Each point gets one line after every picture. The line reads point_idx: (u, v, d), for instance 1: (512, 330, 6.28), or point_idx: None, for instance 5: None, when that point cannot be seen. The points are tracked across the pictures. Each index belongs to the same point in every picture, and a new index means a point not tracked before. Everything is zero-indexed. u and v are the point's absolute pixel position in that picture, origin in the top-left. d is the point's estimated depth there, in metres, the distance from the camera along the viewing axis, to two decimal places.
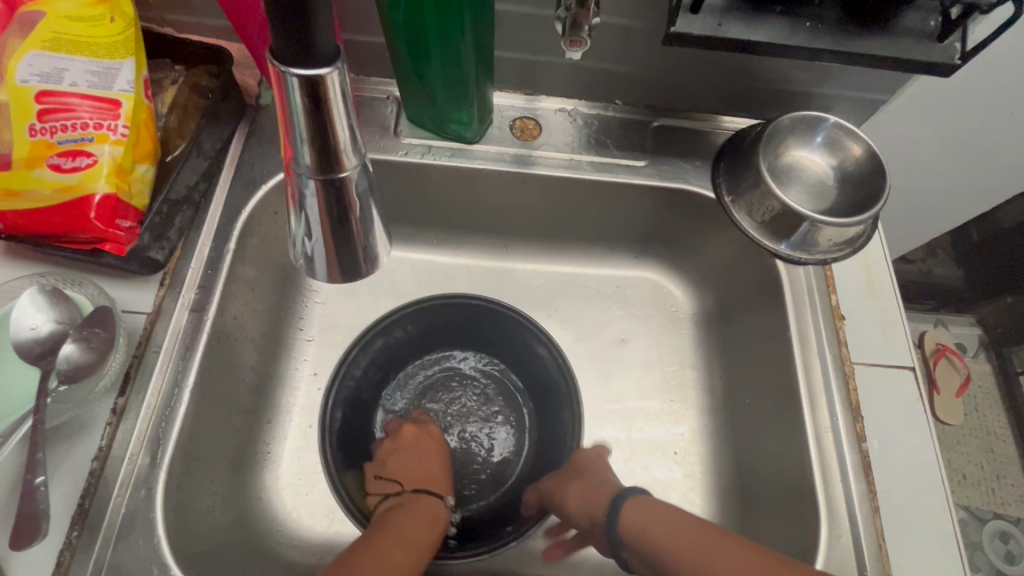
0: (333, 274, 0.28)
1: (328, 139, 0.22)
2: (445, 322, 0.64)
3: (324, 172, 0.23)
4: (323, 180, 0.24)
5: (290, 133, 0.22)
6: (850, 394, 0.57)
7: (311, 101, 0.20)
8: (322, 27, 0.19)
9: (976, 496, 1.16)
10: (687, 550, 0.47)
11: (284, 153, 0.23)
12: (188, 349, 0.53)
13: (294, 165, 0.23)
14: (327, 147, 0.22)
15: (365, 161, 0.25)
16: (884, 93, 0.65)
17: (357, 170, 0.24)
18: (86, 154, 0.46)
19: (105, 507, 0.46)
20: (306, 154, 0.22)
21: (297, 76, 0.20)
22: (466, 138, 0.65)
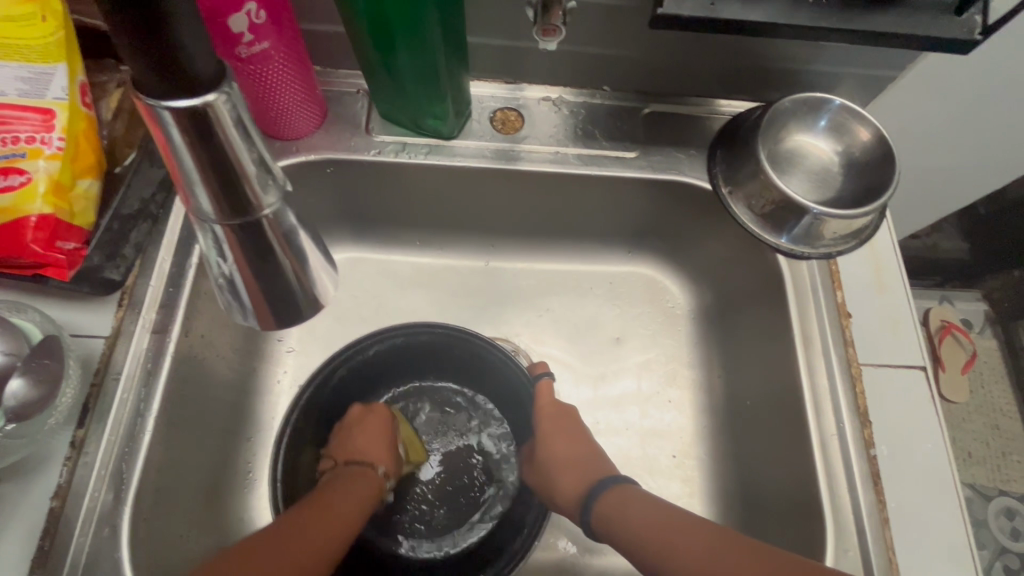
0: (261, 312, 0.26)
1: (227, 173, 0.21)
2: (422, 351, 0.60)
3: (226, 209, 0.22)
4: (228, 217, 0.22)
5: (182, 172, 0.21)
6: (858, 398, 0.53)
7: (191, 131, 0.20)
8: (193, 52, 0.18)
9: (982, 474, 1.13)
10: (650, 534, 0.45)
11: (181, 195, 0.22)
12: (151, 374, 0.49)
13: (195, 206, 0.22)
14: (226, 181, 0.21)
15: (282, 195, 0.24)
16: (892, 70, 0.60)
17: (268, 203, 0.23)
18: (18, 171, 0.42)
19: (66, 548, 0.44)
20: (204, 193, 0.22)
21: (170, 108, 0.19)
22: (443, 134, 0.61)
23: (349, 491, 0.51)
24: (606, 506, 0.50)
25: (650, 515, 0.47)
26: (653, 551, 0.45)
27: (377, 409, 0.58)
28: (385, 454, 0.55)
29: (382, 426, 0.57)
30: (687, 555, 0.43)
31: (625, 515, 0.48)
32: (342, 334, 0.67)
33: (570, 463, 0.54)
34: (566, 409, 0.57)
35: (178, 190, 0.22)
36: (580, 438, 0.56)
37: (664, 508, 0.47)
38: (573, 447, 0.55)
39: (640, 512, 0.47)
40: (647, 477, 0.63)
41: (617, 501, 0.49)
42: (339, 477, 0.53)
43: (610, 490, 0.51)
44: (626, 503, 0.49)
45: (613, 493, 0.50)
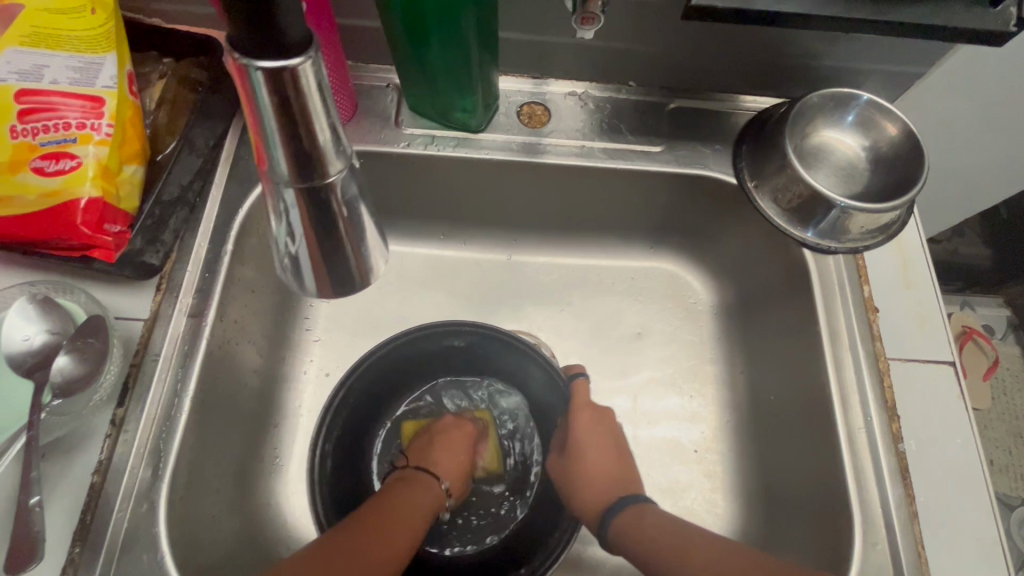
0: (319, 284, 0.27)
1: (304, 140, 0.21)
2: (443, 346, 0.60)
3: (301, 177, 0.23)
4: (301, 185, 0.23)
5: (263, 138, 0.22)
6: (885, 392, 0.53)
7: (279, 96, 0.20)
8: (286, 15, 0.19)
9: (1003, 482, 1.11)
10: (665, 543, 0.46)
11: (260, 162, 0.23)
12: (187, 356, 0.51)
13: (272, 173, 0.23)
14: (303, 148, 0.22)
15: (351, 167, 0.24)
16: (921, 66, 0.60)
17: (339, 174, 0.24)
18: (70, 156, 0.44)
19: (106, 523, 0.45)
20: (281, 160, 0.22)
21: (263, 70, 0.19)
22: (471, 126, 0.62)
23: (411, 496, 0.52)
24: (624, 524, 0.50)
25: (663, 529, 0.47)
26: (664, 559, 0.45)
27: (462, 425, 0.59)
28: (456, 470, 0.56)
29: (465, 443, 0.58)
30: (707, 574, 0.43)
31: (637, 532, 0.48)
32: (368, 325, 0.68)
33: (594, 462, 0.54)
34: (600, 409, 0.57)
35: (256, 156, 0.23)
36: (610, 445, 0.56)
37: (682, 526, 0.47)
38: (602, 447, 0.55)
39: (659, 529, 0.47)
40: (669, 472, 0.63)
41: (633, 518, 0.50)
42: (406, 480, 0.54)
43: (629, 507, 0.51)
44: (643, 520, 0.49)
45: (630, 509, 0.50)
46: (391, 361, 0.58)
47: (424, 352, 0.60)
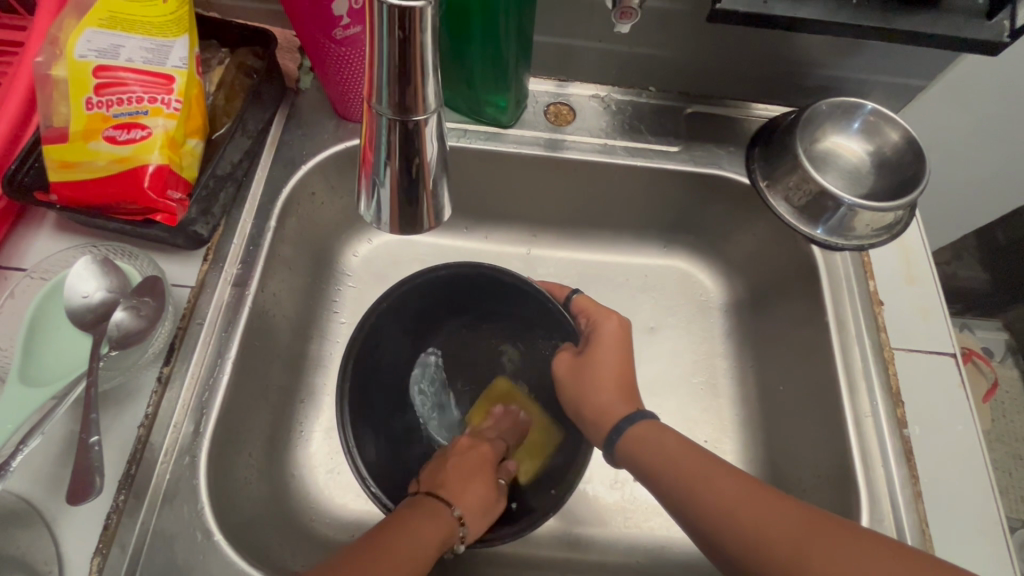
0: (393, 220, 0.29)
1: (410, 79, 0.24)
2: (445, 292, 0.62)
3: (401, 113, 0.25)
4: (398, 120, 0.25)
5: (376, 70, 0.24)
6: (890, 379, 0.56)
7: (400, 33, 0.22)
8: None
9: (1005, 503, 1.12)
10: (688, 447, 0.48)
11: (367, 92, 0.25)
12: (230, 321, 0.53)
13: (374, 105, 0.25)
14: (406, 86, 0.24)
15: (439, 113, 0.27)
16: (923, 79, 0.64)
17: (429, 116, 0.26)
18: (140, 127, 0.48)
19: (150, 473, 0.47)
20: (387, 94, 0.24)
21: (391, 7, 0.22)
22: (501, 122, 0.66)
23: (416, 524, 0.47)
24: (636, 438, 0.50)
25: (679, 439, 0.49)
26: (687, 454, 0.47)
27: (482, 448, 0.56)
28: (474, 497, 0.51)
29: (483, 466, 0.54)
30: (702, 489, 0.45)
31: (642, 444, 0.50)
32: None
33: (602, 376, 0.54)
34: (603, 313, 0.57)
35: (364, 86, 0.25)
36: (622, 356, 0.56)
37: (688, 444, 0.48)
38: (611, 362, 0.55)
39: (668, 444, 0.48)
40: None
41: (640, 435, 0.50)
42: (415, 508, 0.49)
43: (640, 421, 0.51)
44: (653, 435, 0.50)
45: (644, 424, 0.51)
46: (401, 305, 0.59)
47: (434, 296, 0.62)
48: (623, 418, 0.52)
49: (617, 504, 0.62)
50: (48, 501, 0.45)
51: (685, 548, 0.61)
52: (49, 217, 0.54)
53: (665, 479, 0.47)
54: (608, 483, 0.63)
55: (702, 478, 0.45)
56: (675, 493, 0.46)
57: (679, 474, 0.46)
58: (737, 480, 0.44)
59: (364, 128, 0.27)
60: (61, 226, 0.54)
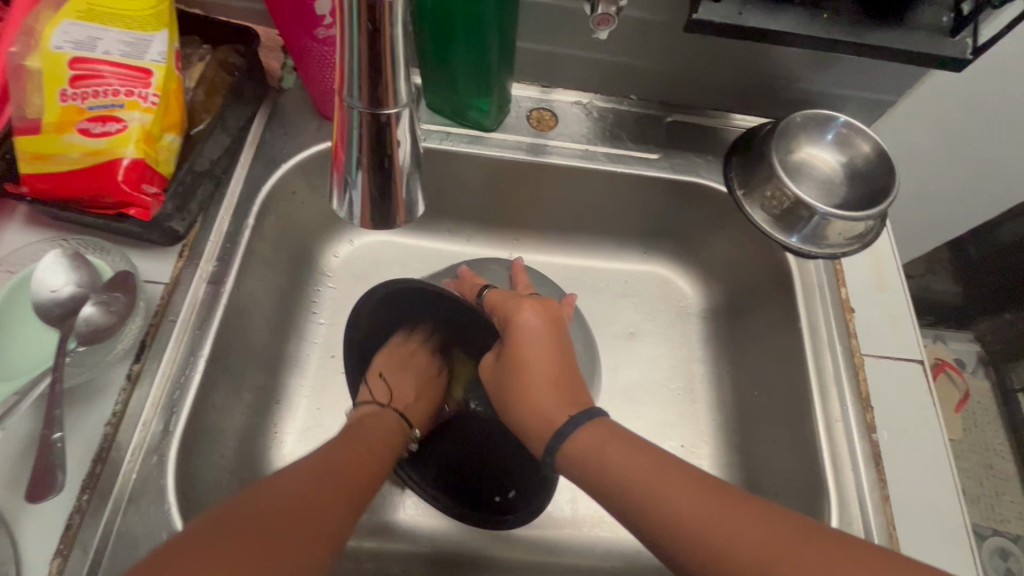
0: (364, 215, 0.29)
1: (381, 72, 0.24)
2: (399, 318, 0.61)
3: (372, 105, 0.25)
4: (370, 114, 0.25)
5: (347, 63, 0.24)
6: (860, 384, 0.57)
7: (371, 25, 0.23)
8: None
9: (976, 512, 1.14)
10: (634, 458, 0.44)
11: (339, 84, 0.25)
12: (204, 319, 0.53)
13: (346, 97, 0.25)
14: (377, 79, 0.24)
15: (412, 108, 0.27)
16: (893, 94, 0.66)
17: (401, 111, 0.26)
18: (116, 120, 0.47)
19: (116, 472, 0.46)
20: (358, 87, 0.25)
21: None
22: (484, 126, 0.66)
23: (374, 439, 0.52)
24: (584, 442, 0.46)
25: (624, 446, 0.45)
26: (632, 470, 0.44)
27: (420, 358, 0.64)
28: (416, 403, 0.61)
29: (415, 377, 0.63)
30: (655, 496, 0.42)
31: (586, 446, 0.46)
32: None
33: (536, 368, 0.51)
34: (515, 303, 0.54)
35: (336, 79, 0.25)
36: (543, 343, 0.52)
37: (633, 449, 0.45)
38: (536, 355, 0.52)
39: (616, 452, 0.45)
40: None
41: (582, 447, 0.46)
42: (371, 417, 0.55)
43: (587, 424, 0.47)
44: (596, 446, 0.46)
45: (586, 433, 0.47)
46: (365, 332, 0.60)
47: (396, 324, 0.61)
48: (567, 422, 0.48)
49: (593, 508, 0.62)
50: (7, 500, 0.43)
51: None
52: (19, 210, 0.53)
53: (618, 486, 0.44)
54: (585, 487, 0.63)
55: (657, 483, 0.42)
56: (629, 498, 0.43)
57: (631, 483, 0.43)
58: (690, 485, 0.41)
59: (337, 126, 0.27)
60: (31, 219, 0.53)
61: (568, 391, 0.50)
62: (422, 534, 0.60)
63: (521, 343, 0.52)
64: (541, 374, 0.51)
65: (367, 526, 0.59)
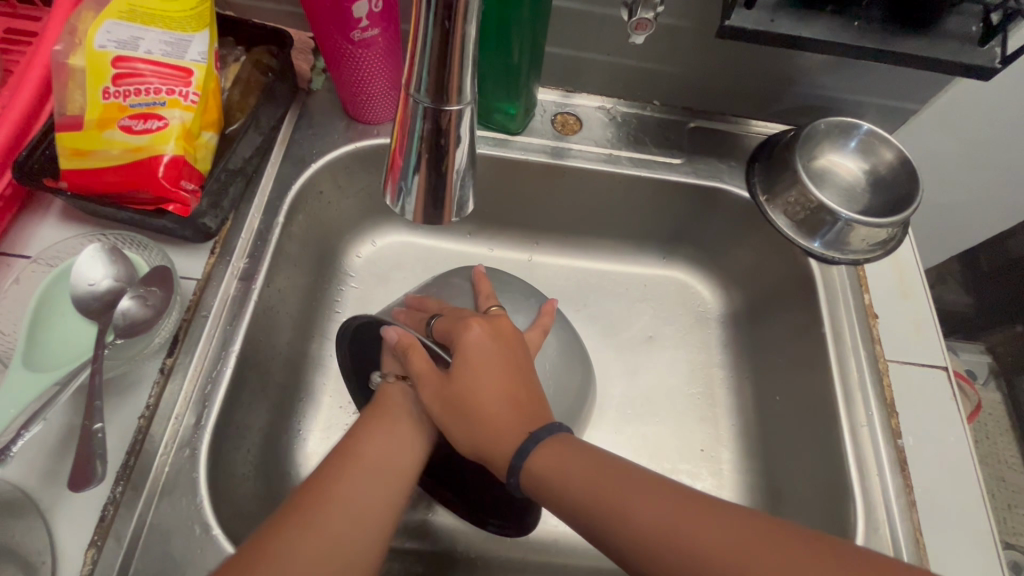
0: (419, 211, 0.29)
1: (450, 67, 0.25)
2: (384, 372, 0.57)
3: (437, 101, 0.26)
4: (434, 109, 0.26)
5: (416, 59, 0.25)
6: (885, 391, 0.57)
7: (444, 24, 0.23)
8: None
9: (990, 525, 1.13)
10: (597, 480, 0.40)
11: (406, 79, 0.26)
12: (236, 314, 0.53)
13: (411, 93, 0.26)
14: (445, 75, 0.25)
15: (472, 105, 0.27)
16: (915, 102, 0.67)
17: (464, 107, 0.26)
18: (157, 117, 0.48)
19: (149, 465, 0.46)
20: (425, 82, 0.25)
21: None
22: (510, 129, 0.67)
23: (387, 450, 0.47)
24: (542, 463, 0.42)
25: (584, 466, 0.40)
26: (603, 491, 0.39)
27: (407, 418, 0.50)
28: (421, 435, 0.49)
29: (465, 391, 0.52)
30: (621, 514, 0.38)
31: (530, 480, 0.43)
32: None
33: (482, 392, 0.45)
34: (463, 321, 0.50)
35: (402, 75, 0.26)
36: (500, 359, 0.47)
37: (594, 462, 0.41)
38: (495, 381, 0.46)
39: (570, 469, 0.41)
40: (676, 467, 0.66)
41: (547, 463, 0.42)
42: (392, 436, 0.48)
43: (547, 440, 0.43)
44: (558, 460, 0.42)
45: (545, 452, 0.42)
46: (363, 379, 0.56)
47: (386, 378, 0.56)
48: (527, 438, 0.43)
49: None
50: (43, 491, 0.44)
51: None
52: (56, 205, 0.54)
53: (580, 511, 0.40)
54: None
55: (620, 497, 0.39)
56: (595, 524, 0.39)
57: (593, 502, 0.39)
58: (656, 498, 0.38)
59: (396, 125, 0.28)
60: (67, 214, 0.54)
61: (531, 408, 0.46)
62: (445, 532, 0.60)
63: (478, 364, 0.46)
64: (492, 395, 0.45)
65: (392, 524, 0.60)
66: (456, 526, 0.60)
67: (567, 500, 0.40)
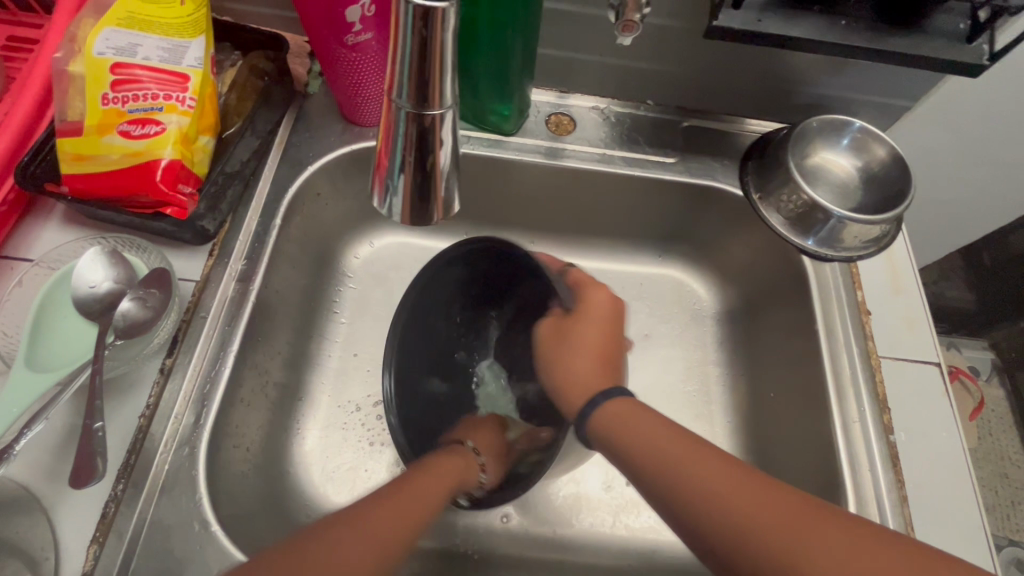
0: (405, 213, 0.30)
1: (429, 73, 0.25)
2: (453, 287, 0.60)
3: (419, 106, 0.26)
4: (416, 114, 0.27)
5: (397, 65, 0.25)
6: (878, 387, 0.57)
7: (421, 31, 0.24)
8: None
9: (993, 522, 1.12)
10: (665, 445, 0.45)
11: (388, 84, 0.26)
12: (234, 315, 0.54)
13: (394, 98, 0.27)
14: (425, 80, 0.25)
15: (454, 109, 0.28)
16: (908, 99, 0.67)
17: (446, 111, 0.27)
18: (155, 123, 0.49)
19: (149, 463, 0.47)
20: (406, 87, 0.26)
21: (415, 6, 0.23)
22: (504, 130, 0.68)
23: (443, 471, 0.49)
24: (611, 414, 0.49)
25: (656, 427, 0.47)
26: (655, 456, 0.45)
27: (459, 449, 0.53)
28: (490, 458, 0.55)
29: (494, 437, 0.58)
30: (667, 465, 0.44)
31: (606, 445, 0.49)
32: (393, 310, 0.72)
33: (591, 341, 0.55)
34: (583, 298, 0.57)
35: (385, 80, 0.27)
36: (603, 322, 0.56)
37: (673, 430, 0.47)
38: (588, 351, 0.54)
39: (641, 433, 0.46)
40: None
41: (621, 419, 0.49)
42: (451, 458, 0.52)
43: (618, 400, 0.50)
44: (632, 418, 0.48)
45: (620, 408, 0.50)
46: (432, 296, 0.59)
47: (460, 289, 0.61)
48: (600, 393, 0.51)
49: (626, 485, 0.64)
50: (46, 488, 0.45)
51: (679, 551, 0.61)
52: (58, 209, 0.55)
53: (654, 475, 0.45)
54: (602, 485, 0.64)
55: (677, 457, 0.44)
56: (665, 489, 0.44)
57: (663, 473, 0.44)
58: (730, 474, 0.41)
59: (381, 128, 0.29)
60: (69, 218, 0.55)
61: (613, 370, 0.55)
62: (442, 529, 0.61)
63: (583, 331, 0.55)
64: (592, 346, 0.55)
65: None
66: (452, 524, 0.61)
67: (624, 453, 0.47)
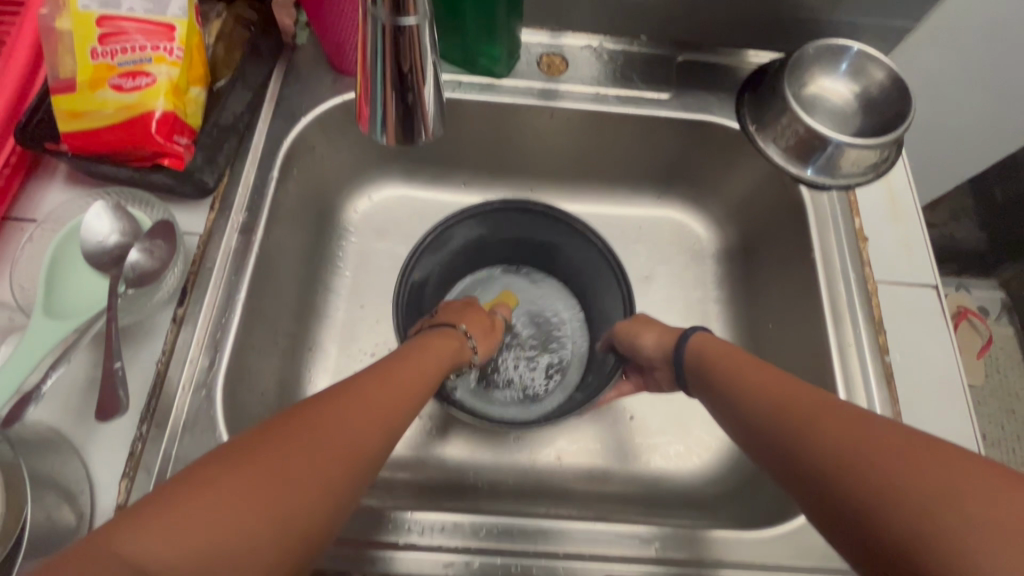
0: (391, 135, 0.35)
1: None
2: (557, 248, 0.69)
3: (393, 28, 0.30)
4: (392, 37, 0.31)
5: None
6: (873, 310, 0.58)
7: None
8: None
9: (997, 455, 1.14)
10: (744, 375, 0.48)
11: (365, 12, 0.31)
12: (239, 265, 0.56)
13: (371, 24, 0.31)
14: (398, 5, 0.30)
15: (426, 29, 0.32)
16: (910, 20, 0.65)
17: (420, 34, 0.31)
18: (145, 74, 0.49)
19: (170, 405, 0.50)
20: (382, 13, 0.30)
21: None
22: (494, 73, 0.67)
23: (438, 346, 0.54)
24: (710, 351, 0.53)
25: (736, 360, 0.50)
26: (732, 375, 0.48)
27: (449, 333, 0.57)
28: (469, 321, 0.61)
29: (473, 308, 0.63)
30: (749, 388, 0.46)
31: (750, 369, 0.48)
32: (396, 261, 0.74)
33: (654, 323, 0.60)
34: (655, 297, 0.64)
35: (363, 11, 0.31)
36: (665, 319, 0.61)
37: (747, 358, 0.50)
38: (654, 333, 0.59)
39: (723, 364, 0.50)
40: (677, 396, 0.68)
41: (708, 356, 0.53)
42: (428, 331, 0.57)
43: (698, 335, 0.56)
44: (714, 355, 0.52)
45: (697, 341, 0.55)
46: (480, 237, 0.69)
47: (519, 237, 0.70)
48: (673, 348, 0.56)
49: (631, 421, 0.66)
50: (75, 430, 0.48)
51: (681, 478, 0.64)
52: (60, 169, 0.56)
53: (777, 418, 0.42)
54: (609, 421, 0.66)
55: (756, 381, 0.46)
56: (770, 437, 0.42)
57: (791, 409, 0.41)
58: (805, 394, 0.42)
59: (362, 61, 0.33)
60: (72, 178, 0.56)
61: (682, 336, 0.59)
62: (455, 465, 0.64)
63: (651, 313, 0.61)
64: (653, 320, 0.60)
65: (405, 460, 0.64)
66: (461, 459, 0.64)
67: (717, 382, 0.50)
